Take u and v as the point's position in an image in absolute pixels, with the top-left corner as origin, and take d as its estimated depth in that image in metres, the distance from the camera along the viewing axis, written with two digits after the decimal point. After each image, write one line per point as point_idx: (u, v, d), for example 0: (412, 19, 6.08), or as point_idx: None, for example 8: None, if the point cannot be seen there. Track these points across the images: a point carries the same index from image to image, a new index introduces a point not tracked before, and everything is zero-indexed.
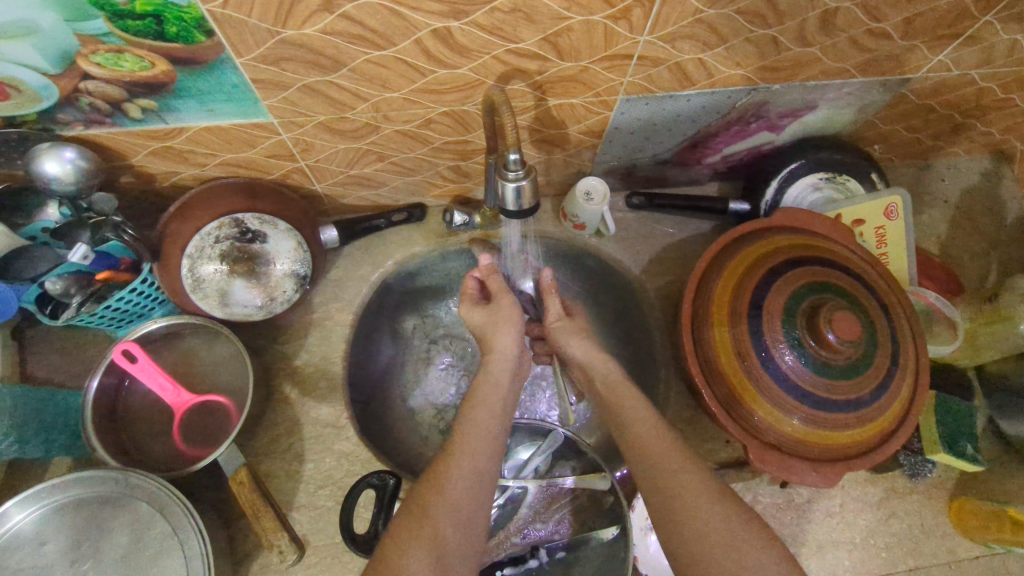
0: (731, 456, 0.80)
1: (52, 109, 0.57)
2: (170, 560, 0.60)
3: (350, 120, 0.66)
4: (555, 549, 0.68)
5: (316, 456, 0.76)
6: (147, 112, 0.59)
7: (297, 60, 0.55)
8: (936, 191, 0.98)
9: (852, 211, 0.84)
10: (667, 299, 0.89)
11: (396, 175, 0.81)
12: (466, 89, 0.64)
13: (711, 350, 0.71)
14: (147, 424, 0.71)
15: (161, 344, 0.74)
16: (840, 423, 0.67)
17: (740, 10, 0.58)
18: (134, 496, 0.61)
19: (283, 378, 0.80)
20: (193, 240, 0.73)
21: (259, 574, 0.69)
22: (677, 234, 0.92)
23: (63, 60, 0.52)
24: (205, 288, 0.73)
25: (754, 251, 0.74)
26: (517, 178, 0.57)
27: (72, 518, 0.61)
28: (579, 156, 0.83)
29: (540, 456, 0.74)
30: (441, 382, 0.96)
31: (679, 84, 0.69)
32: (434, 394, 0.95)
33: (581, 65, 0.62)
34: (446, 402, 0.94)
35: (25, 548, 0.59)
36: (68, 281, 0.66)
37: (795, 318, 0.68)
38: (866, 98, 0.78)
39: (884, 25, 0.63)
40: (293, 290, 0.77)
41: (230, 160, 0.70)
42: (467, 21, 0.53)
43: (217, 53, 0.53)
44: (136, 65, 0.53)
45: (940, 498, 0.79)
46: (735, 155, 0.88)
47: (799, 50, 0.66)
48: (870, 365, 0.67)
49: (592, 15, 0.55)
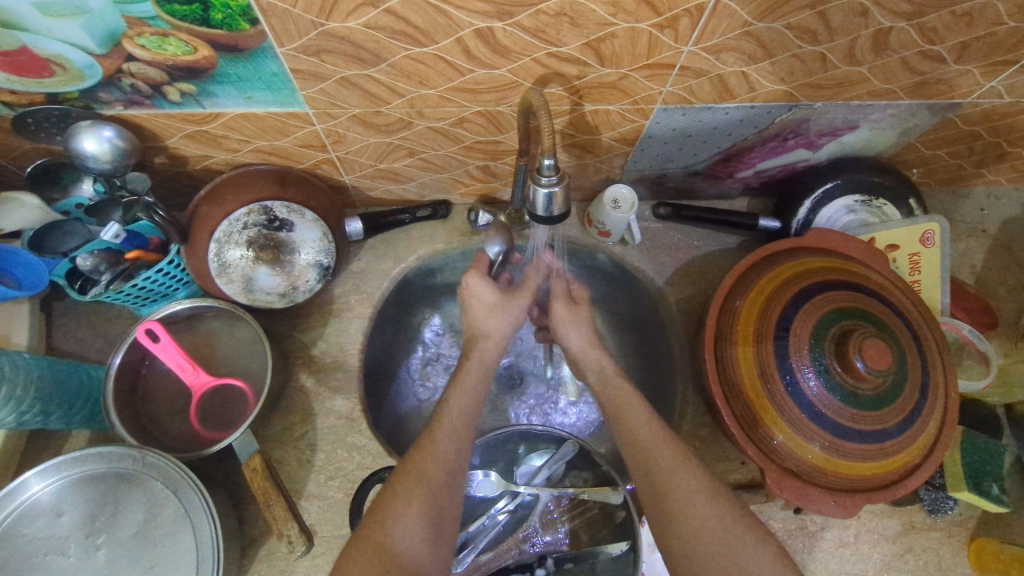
0: (746, 477, 0.78)
1: (94, 88, 0.57)
2: (182, 541, 0.60)
3: (385, 114, 0.66)
4: (562, 559, 0.67)
5: (329, 447, 0.76)
6: (186, 95, 0.60)
7: (338, 52, 0.55)
8: (976, 220, 0.95)
9: (887, 236, 0.82)
10: (689, 313, 0.87)
11: (425, 171, 0.81)
12: (503, 90, 0.63)
13: (734, 369, 0.69)
14: (166, 404, 0.73)
15: (183, 325, 0.74)
16: (863, 453, 0.66)
17: (790, 25, 0.56)
18: (150, 475, 0.62)
19: (301, 366, 0.80)
20: (222, 224, 0.73)
21: (265, 560, 0.70)
22: (703, 248, 0.91)
23: (108, 40, 0.52)
24: (230, 272, 0.73)
25: (784, 270, 0.72)
26: (549, 183, 0.57)
27: (89, 492, 0.61)
28: (610, 163, 0.82)
29: (552, 464, 0.71)
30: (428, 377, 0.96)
31: (719, 96, 0.67)
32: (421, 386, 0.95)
33: (621, 72, 0.61)
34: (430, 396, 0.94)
35: (42, 518, 0.60)
36: (98, 259, 0.67)
37: (822, 343, 0.66)
38: (911, 121, 0.76)
39: (938, 48, 0.61)
40: (315, 280, 0.77)
41: (263, 147, 0.70)
42: (511, 22, 0.53)
43: (259, 41, 0.53)
44: (179, 49, 0.53)
45: (960, 536, 0.77)
46: (769, 170, 0.86)
47: (847, 69, 0.64)
48: (898, 397, 0.66)
49: (637, 22, 0.54)
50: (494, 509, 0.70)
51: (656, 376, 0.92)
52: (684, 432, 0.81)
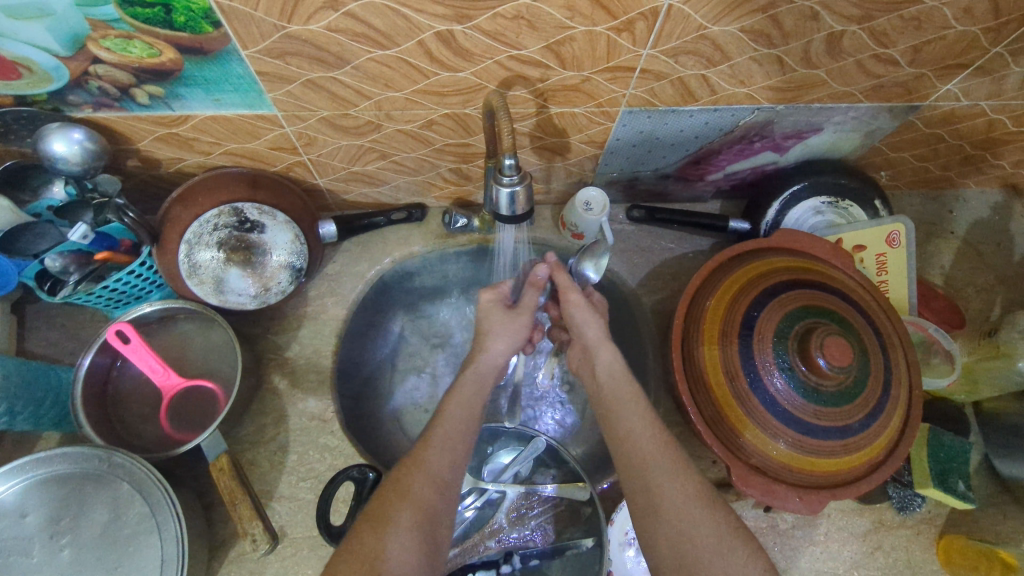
0: (718, 476, 0.79)
1: (62, 90, 0.58)
2: (147, 541, 0.60)
3: (353, 117, 0.67)
4: (529, 556, 0.67)
5: (301, 448, 0.76)
6: (154, 98, 0.60)
7: (302, 55, 0.56)
8: (946, 222, 0.96)
9: (853, 237, 0.83)
10: (662, 314, 0.88)
11: (398, 174, 0.82)
12: (468, 93, 0.64)
13: (700, 368, 0.70)
14: (136, 406, 0.72)
15: (156, 327, 0.75)
16: (827, 450, 0.66)
17: (745, 29, 0.58)
18: (116, 476, 0.62)
19: (274, 368, 0.80)
20: (192, 226, 0.73)
21: (234, 562, 0.70)
22: (676, 250, 0.92)
23: (74, 42, 0.53)
24: (201, 273, 0.74)
25: (749, 270, 0.73)
26: (511, 183, 0.58)
27: (54, 493, 0.61)
28: (581, 166, 0.84)
29: (521, 462, 0.72)
30: (421, 383, 0.96)
31: (682, 99, 0.69)
32: (413, 394, 0.95)
33: (584, 75, 0.63)
34: (423, 403, 0.95)
35: (7, 519, 0.60)
36: (68, 260, 0.68)
37: (786, 341, 0.67)
38: (873, 124, 0.78)
39: (891, 51, 0.63)
40: (287, 282, 0.78)
41: (234, 150, 0.71)
42: (471, 26, 0.54)
43: (223, 44, 0.54)
44: (145, 52, 0.54)
45: (929, 534, 0.78)
46: (738, 173, 0.87)
47: (804, 72, 0.65)
48: (861, 393, 0.66)
49: (595, 26, 0.55)
50: (461, 506, 0.70)
51: None
52: None
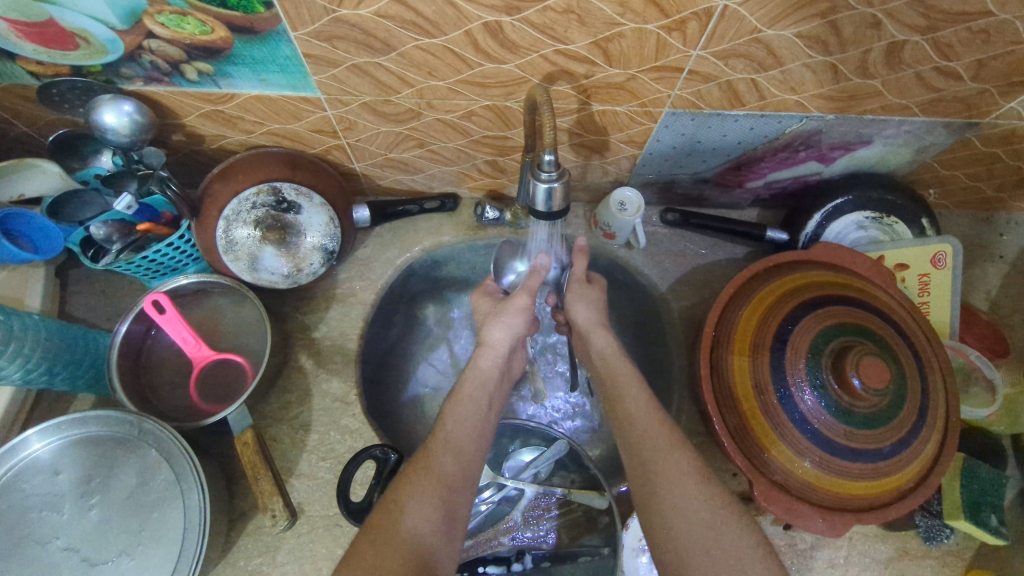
0: (738, 489, 0.77)
1: (116, 63, 0.59)
2: (170, 508, 0.62)
3: (395, 104, 0.67)
4: (540, 557, 0.68)
5: (323, 428, 0.77)
6: (203, 75, 0.61)
7: (349, 39, 0.56)
8: (993, 245, 0.92)
9: (897, 254, 0.80)
10: (691, 320, 0.87)
11: (434, 163, 0.82)
12: (511, 86, 0.64)
13: (729, 379, 0.69)
14: (167, 375, 0.74)
15: (190, 299, 0.77)
16: (854, 472, 0.64)
17: (801, 34, 0.56)
18: (145, 441, 0.64)
19: (300, 348, 0.82)
20: (230, 204, 0.74)
21: (251, 535, 0.71)
22: (708, 256, 0.90)
23: (130, 16, 0.54)
24: (237, 250, 0.75)
25: (785, 282, 0.72)
26: (549, 179, 0.57)
27: (86, 453, 0.63)
28: (618, 165, 0.82)
29: (543, 462, 0.72)
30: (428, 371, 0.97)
31: (729, 103, 0.67)
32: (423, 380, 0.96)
33: (629, 73, 0.62)
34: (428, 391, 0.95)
35: (41, 475, 0.62)
36: (112, 229, 0.70)
37: (820, 357, 0.65)
38: (927, 139, 0.75)
39: (954, 64, 0.60)
40: (319, 264, 0.79)
41: (276, 130, 0.72)
42: (519, 18, 0.53)
43: (273, 25, 0.54)
44: (197, 29, 0.55)
45: (955, 566, 0.75)
46: (780, 181, 0.85)
47: (859, 82, 0.63)
48: (894, 417, 0.64)
49: (646, 23, 0.54)
50: (478, 498, 0.69)
51: (652, 382, 0.91)
52: None
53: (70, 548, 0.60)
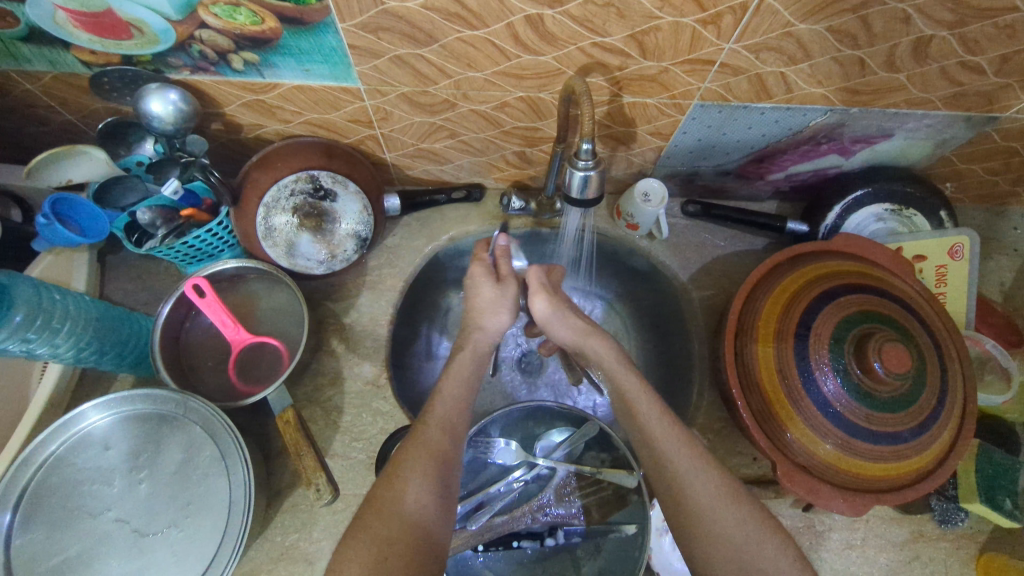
0: (758, 473, 0.80)
1: (166, 52, 0.61)
2: (217, 482, 0.64)
3: (431, 94, 0.69)
4: (573, 533, 0.70)
5: (355, 411, 0.79)
6: (249, 64, 0.63)
7: (394, 31, 0.58)
8: (1007, 239, 0.94)
9: (914, 246, 0.82)
10: (711, 309, 0.89)
11: (463, 153, 0.84)
12: (546, 77, 0.66)
13: (753, 365, 0.71)
14: (206, 357, 0.77)
15: (226, 284, 0.79)
16: (875, 455, 0.67)
17: (832, 28, 0.58)
18: (190, 419, 0.66)
19: (332, 332, 0.84)
20: (270, 190, 0.76)
21: (289, 512, 0.73)
22: (728, 248, 0.92)
23: (185, 7, 0.56)
24: (275, 236, 0.78)
25: (808, 272, 0.74)
26: (585, 167, 0.59)
27: (134, 430, 0.66)
28: (643, 157, 0.84)
29: (569, 443, 0.75)
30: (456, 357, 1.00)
31: (756, 96, 0.69)
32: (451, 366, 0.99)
33: (662, 66, 0.63)
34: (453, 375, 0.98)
35: (92, 450, 0.65)
36: (155, 214, 0.71)
37: (842, 344, 0.67)
38: (947, 133, 0.77)
39: (978, 59, 0.62)
40: (352, 251, 0.81)
41: (314, 120, 0.74)
42: (561, 10, 0.55)
43: (323, 16, 0.56)
44: (248, 20, 0.57)
45: (969, 549, 0.78)
46: (800, 174, 0.87)
47: (884, 76, 0.65)
48: (914, 402, 0.66)
49: (682, 17, 0.56)
50: (511, 477, 0.73)
51: (672, 370, 0.94)
52: (698, 424, 0.83)
53: (121, 520, 0.63)
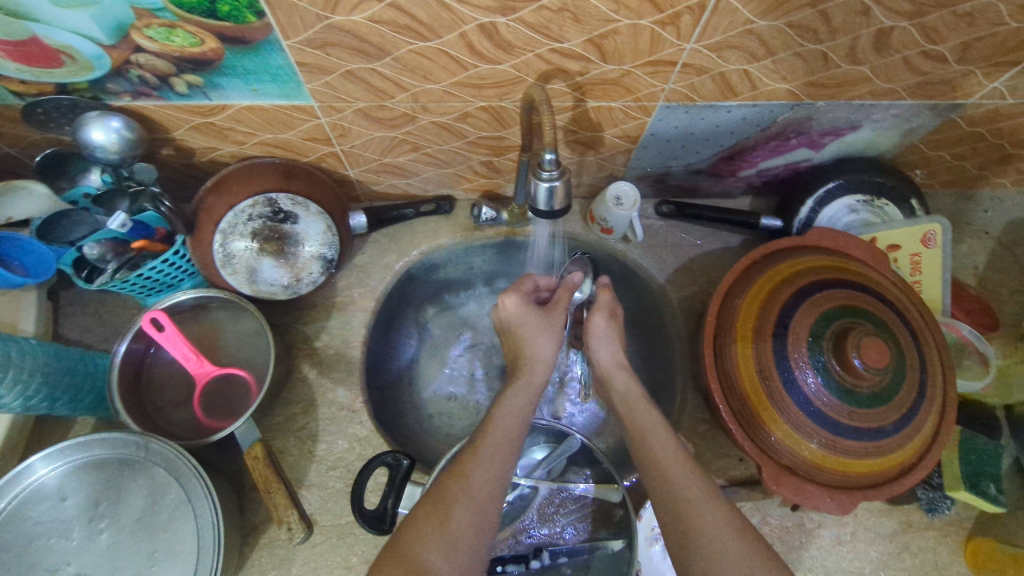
0: (745, 474, 0.79)
1: (103, 78, 0.58)
2: (183, 527, 0.61)
3: (389, 108, 0.67)
4: (558, 553, 0.67)
5: (330, 438, 0.76)
6: (193, 87, 0.60)
7: (344, 46, 0.56)
8: (977, 222, 0.95)
9: (888, 236, 0.82)
10: (690, 310, 0.87)
11: (428, 166, 0.81)
12: (506, 86, 0.64)
13: (733, 367, 0.69)
14: (169, 393, 0.73)
15: (189, 315, 0.76)
16: (860, 451, 0.66)
17: (792, 24, 0.57)
18: (152, 461, 0.63)
19: (303, 358, 0.81)
20: (227, 216, 0.73)
21: (265, 549, 0.70)
22: (703, 246, 0.91)
23: (117, 31, 0.53)
24: (234, 263, 0.74)
25: (783, 269, 0.72)
26: (550, 178, 0.57)
27: (91, 477, 0.62)
28: (613, 160, 0.83)
29: (552, 461, 0.73)
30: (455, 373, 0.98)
31: (722, 94, 0.68)
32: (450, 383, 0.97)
33: (624, 69, 0.62)
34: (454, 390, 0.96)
35: (46, 502, 0.61)
36: (105, 248, 0.69)
37: (821, 341, 0.66)
38: (913, 122, 0.76)
39: (940, 47, 0.62)
40: (318, 273, 0.78)
41: (269, 140, 0.71)
42: (514, 18, 0.53)
43: (265, 34, 0.54)
44: (186, 41, 0.54)
45: (957, 536, 0.77)
46: (771, 169, 0.86)
47: (847, 69, 0.64)
48: (896, 395, 0.66)
49: (640, 19, 0.54)
50: None
51: (655, 373, 0.92)
52: (683, 428, 0.81)
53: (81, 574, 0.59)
